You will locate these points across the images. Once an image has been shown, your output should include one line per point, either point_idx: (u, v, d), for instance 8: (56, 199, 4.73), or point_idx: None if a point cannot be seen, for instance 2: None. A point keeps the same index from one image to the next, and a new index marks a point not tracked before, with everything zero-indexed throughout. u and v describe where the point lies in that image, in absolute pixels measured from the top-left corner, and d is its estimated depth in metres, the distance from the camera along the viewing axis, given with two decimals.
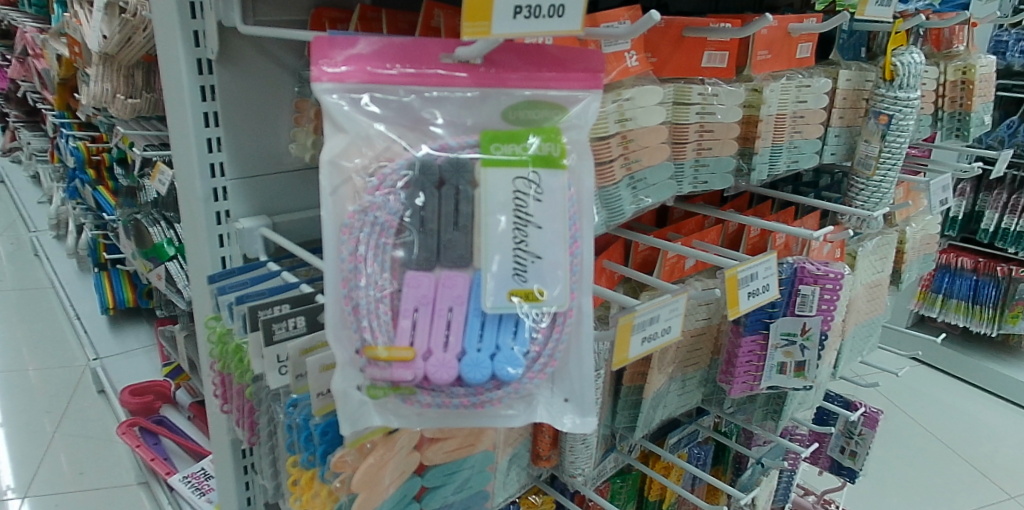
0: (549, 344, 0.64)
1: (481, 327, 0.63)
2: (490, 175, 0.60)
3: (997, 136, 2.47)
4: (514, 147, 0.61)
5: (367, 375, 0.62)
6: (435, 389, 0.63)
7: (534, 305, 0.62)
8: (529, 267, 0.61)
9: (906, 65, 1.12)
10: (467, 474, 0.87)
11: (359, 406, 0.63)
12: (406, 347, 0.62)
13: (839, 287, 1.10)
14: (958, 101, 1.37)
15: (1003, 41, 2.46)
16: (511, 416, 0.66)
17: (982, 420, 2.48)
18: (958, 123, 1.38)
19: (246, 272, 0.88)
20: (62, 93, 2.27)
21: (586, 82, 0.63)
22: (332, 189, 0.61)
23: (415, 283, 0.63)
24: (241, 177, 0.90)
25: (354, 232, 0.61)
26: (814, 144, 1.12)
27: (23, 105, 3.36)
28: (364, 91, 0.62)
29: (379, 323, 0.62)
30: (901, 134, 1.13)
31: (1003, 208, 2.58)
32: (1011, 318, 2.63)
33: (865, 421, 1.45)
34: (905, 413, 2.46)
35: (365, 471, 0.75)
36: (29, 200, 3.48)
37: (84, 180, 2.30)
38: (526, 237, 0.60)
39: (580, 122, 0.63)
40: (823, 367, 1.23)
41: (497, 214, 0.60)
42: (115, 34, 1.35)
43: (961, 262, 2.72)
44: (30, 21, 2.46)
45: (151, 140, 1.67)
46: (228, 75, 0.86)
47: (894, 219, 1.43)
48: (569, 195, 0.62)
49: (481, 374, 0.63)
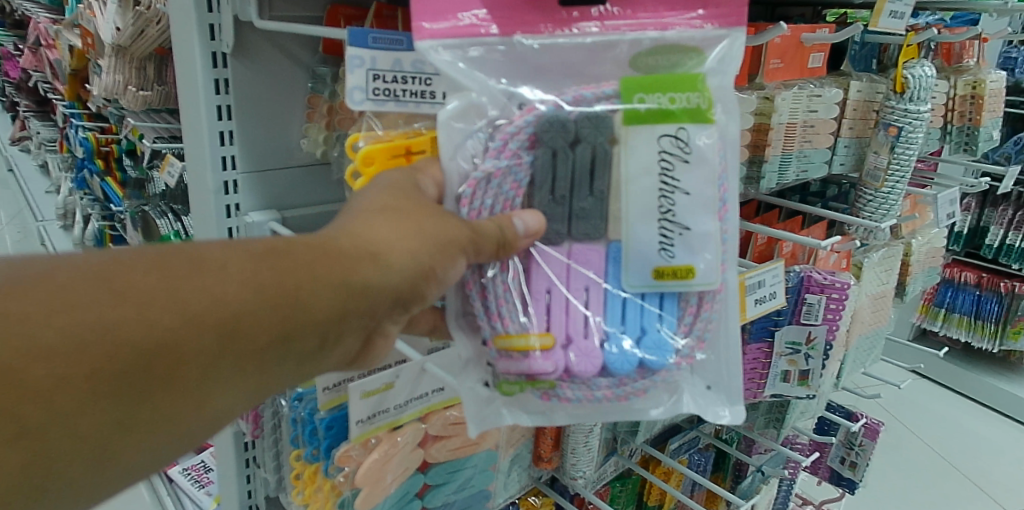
0: (696, 324, 0.67)
1: (623, 308, 0.66)
2: (634, 134, 0.62)
3: (1004, 152, 2.47)
4: (659, 97, 0.62)
5: (499, 369, 0.65)
6: (576, 382, 0.66)
7: (683, 280, 0.65)
8: (676, 238, 0.64)
9: (917, 78, 1.11)
10: (469, 473, 0.88)
11: (489, 401, 0.67)
12: (546, 334, 0.65)
13: (845, 296, 1.10)
14: (967, 116, 1.36)
15: (1013, 57, 2.47)
16: (656, 405, 0.69)
17: (983, 435, 2.48)
18: (966, 137, 1.37)
19: None
20: (74, 84, 2.29)
21: (725, 20, 0.63)
22: (455, 150, 0.63)
23: (547, 262, 0.66)
24: (252, 170, 0.90)
25: (477, 200, 0.62)
26: (823, 153, 1.13)
27: (34, 95, 3.37)
28: (471, 45, 0.63)
29: (509, 309, 0.65)
30: (910, 146, 1.13)
31: (1008, 224, 2.58)
32: (1013, 335, 2.63)
33: (866, 432, 1.44)
34: (905, 426, 2.46)
35: (370, 466, 0.77)
36: (37, 189, 3.50)
37: (93, 170, 2.32)
38: (673, 205, 0.63)
39: (721, 67, 0.63)
40: (826, 377, 1.24)
41: (642, 178, 0.63)
42: (130, 26, 1.36)
43: (964, 277, 2.70)
44: (43, 11, 2.47)
45: (162, 133, 1.68)
46: (243, 68, 0.85)
47: (900, 232, 1.43)
48: (716, 151, 0.63)
49: (627, 364, 0.66)
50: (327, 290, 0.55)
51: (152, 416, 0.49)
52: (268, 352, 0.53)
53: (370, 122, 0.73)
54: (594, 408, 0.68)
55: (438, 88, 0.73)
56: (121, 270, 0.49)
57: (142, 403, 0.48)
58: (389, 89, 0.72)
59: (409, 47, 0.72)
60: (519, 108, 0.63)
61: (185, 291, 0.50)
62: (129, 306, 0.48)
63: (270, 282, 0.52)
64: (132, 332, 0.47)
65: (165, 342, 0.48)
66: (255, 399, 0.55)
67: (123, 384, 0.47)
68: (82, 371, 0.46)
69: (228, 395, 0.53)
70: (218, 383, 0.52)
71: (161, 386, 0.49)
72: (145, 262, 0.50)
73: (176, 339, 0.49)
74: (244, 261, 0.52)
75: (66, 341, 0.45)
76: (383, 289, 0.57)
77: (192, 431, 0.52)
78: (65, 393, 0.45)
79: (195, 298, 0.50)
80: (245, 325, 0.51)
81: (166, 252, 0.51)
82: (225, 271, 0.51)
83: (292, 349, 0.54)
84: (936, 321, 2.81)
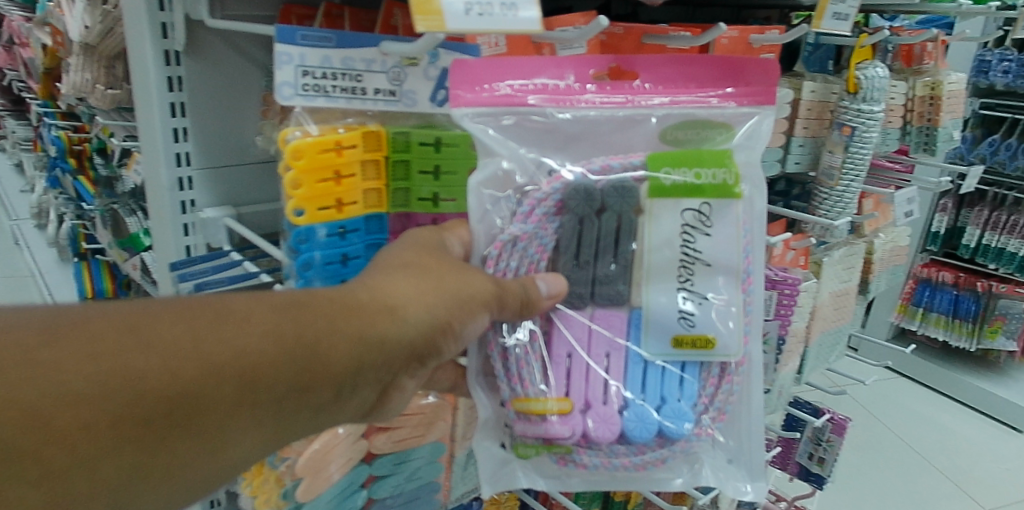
0: (718, 397, 0.70)
1: (643, 374, 0.70)
2: (656, 206, 0.67)
3: (980, 153, 2.52)
4: (684, 170, 0.66)
5: (518, 430, 0.71)
6: (593, 447, 0.71)
7: (704, 350, 0.68)
8: (696, 310, 0.68)
9: (869, 79, 1.11)
10: (416, 464, 0.84)
11: (509, 460, 0.73)
12: (564, 399, 0.70)
13: (796, 293, 1.09)
14: (926, 116, 1.36)
15: (986, 60, 2.42)
16: (674, 477, 0.72)
17: (960, 432, 2.49)
18: (926, 138, 1.37)
19: (207, 261, 0.85)
20: (45, 81, 2.23)
21: (759, 98, 0.66)
22: (482, 214, 0.68)
23: (569, 327, 0.70)
24: (206, 167, 0.88)
25: (503, 261, 0.68)
26: (776, 153, 1.13)
27: (8, 94, 3.29)
28: (505, 114, 0.67)
29: (529, 374, 0.70)
30: (864, 146, 1.13)
31: (984, 224, 2.62)
32: (990, 334, 2.63)
33: (834, 428, 1.45)
34: (882, 423, 2.47)
35: (310, 456, 0.75)
36: (12, 189, 3.43)
37: (64, 169, 2.27)
38: (692, 276, 0.67)
39: (749, 143, 0.66)
40: (784, 374, 1.24)
41: (664, 249, 0.67)
42: (97, 24, 1.32)
43: (941, 277, 2.72)
44: (17, 9, 2.40)
45: (132, 132, 1.65)
46: (199, 68, 0.84)
47: (863, 231, 1.42)
48: (742, 225, 0.66)
49: (645, 432, 0.70)
50: (345, 346, 0.60)
51: (171, 459, 0.55)
52: (285, 399, 0.59)
53: (300, 117, 0.70)
54: (611, 474, 0.72)
55: (370, 84, 0.71)
56: (151, 321, 0.55)
57: (162, 446, 0.54)
58: (319, 85, 0.70)
59: (341, 44, 0.70)
60: (548, 176, 0.68)
61: (208, 343, 0.55)
62: (157, 356, 0.53)
63: (292, 336, 0.58)
64: (158, 378, 0.53)
65: (189, 389, 0.54)
66: (269, 444, 0.61)
67: (146, 427, 0.53)
68: (110, 413, 0.51)
69: (243, 440, 0.58)
70: (235, 430, 0.57)
71: (180, 429, 0.55)
72: (173, 314, 0.56)
73: (200, 387, 0.54)
74: (265, 315, 0.58)
75: (98, 386, 0.51)
76: (395, 342, 0.63)
77: (216, 467, 0.58)
78: (93, 435, 0.51)
79: (215, 351, 0.55)
80: (261, 376, 0.57)
81: (194, 305, 0.57)
82: (247, 323, 0.57)
83: (310, 399, 0.60)
84: (915, 320, 2.81)
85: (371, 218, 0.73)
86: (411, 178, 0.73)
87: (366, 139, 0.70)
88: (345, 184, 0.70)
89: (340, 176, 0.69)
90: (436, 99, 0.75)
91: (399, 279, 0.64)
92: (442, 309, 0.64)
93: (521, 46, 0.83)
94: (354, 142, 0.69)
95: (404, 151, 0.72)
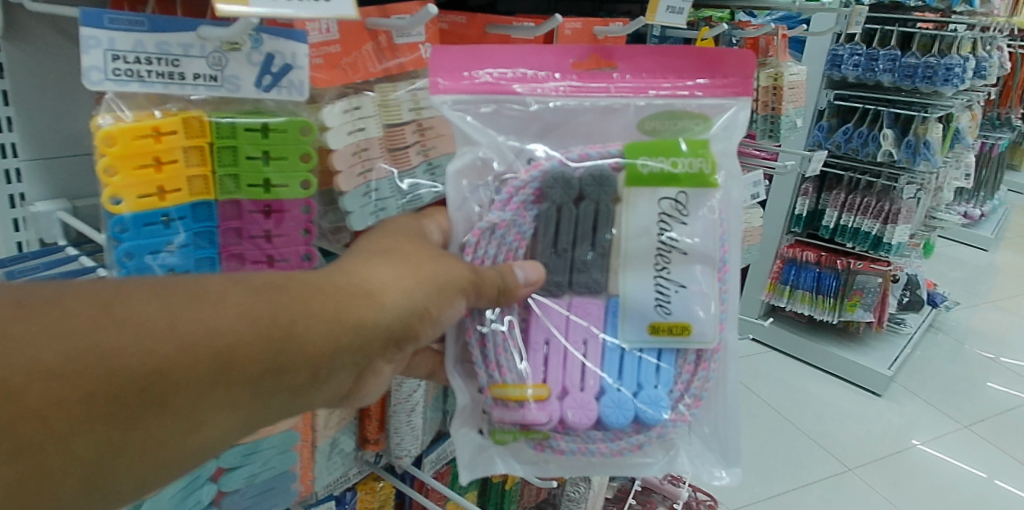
0: (693, 383, 0.69)
1: (620, 361, 0.70)
2: (633, 194, 0.67)
3: (834, 141, 2.40)
4: (661, 159, 0.66)
5: (495, 416, 0.69)
6: (570, 433, 0.69)
7: (681, 337, 0.68)
8: (671, 296, 0.68)
9: None
10: (266, 454, 0.80)
11: (487, 448, 0.71)
12: (542, 385, 0.69)
13: None
14: (770, 106, 1.44)
15: (839, 55, 2.32)
16: (649, 464, 0.70)
17: (822, 398, 2.43)
18: (771, 125, 1.43)
19: (40, 257, 0.76)
20: None
21: (734, 90, 0.67)
22: (459, 202, 0.68)
23: (548, 315, 0.70)
24: (37, 158, 0.78)
25: (480, 250, 0.68)
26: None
27: None
28: (484, 101, 0.66)
29: (507, 360, 0.69)
30: None
31: (841, 207, 2.48)
32: (850, 307, 2.52)
33: None
34: (757, 398, 2.38)
35: None
36: None
37: None
38: (668, 264, 0.68)
39: (724, 133, 0.67)
40: None
41: (641, 237, 0.67)
42: None
43: (805, 255, 2.55)
44: None
45: None
46: (21, 53, 0.74)
47: None
48: (717, 213, 0.67)
49: (622, 417, 0.69)
50: (323, 328, 0.59)
51: (142, 439, 0.53)
52: (262, 381, 0.57)
53: (112, 103, 0.63)
54: (588, 461, 0.71)
55: (189, 69, 0.63)
56: (124, 298, 0.52)
57: (134, 426, 0.52)
58: (132, 70, 0.62)
59: (154, 27, 0.62)
60: (527, 163, 0.68)
61: (184, 321, 0.53)
62: (131, 332, 0.51)
63: (270, 317, 0.57)
64: (132, 356, 0.51)
65: (164, 368, 0.52)
66: (242, 429, 0.59)
67: (118, 405, 0.51)
68: (80, 390, 0.49)
69: (217, 423, 0.57)
70: (209, 411, 0.55)
71: (155, 409, 0.53)
72: (147, 291, 0.53)
73: (174, 366, 0.52)
74: (241, 295, 0.56)
75: (68, 362, 0.49)
76: (374, 326, 0.61)
77: (189, 451, 0.56)
78: (60, 413, 0.49)
79: (191, 330, 0.53)
80: (238, 356, 0.55)
81: (167, 283, 0.55)
82: (224, 303, 0.55)
83: (287, 380, 0.58)
84: (783, 297, 2.66)
85: (196, 207, 0.67)
86: (238, 165, 0.67)
87: (187, 125, 0.64)
88: (166, 172, 0.64)
89: (159, 163, 0.64)
90: (261, 85, 0.67)
91: (378, 263, 0.63)
92: (423, 294, 0.64)
93: (354, 33, 0.75)
94: (173, 128, 0.63)
95: (229, 137, 0.66)
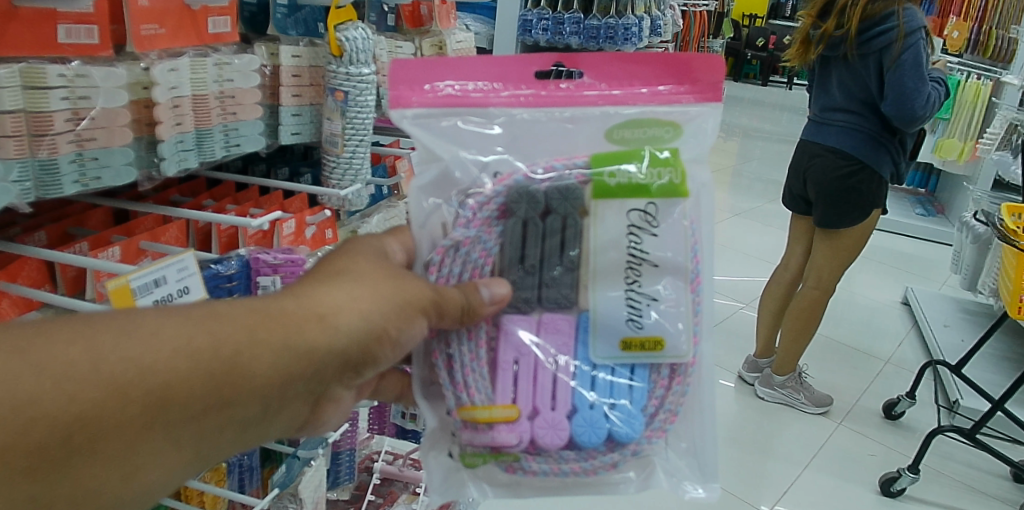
0: (668, 397, 0.68)
1: (591, 384, 0.67)
2: (602, 207, 0.65)
3: None
4: (623, 168, 0.64)
5: (464, 440, 0.66)
6: (542, 454, 0.66)
7: (655, 351, 0.66)
8: (643, 311, 0.66)
9: (352, 41, 0.96)
10: None
11: (458, 472, 0.67)
12: (508, 406, 0.65)
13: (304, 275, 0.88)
14: None
15: (529, 20, 2.92)
16: (625, 480, 0.68)
17: None
18: None
19: None
20: None
21: (701, 96, 0.66)
22: (423, 222, 0.66)
23: (513, 334, 0.66)
24: None
25: (444, 269, 0.64)
26: (259, 125, 0.96)
27: None
28: (445, 115, 0.65)
29: (476, 381, 0.65)
30: (363, 109, 0.99)
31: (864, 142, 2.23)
32: None
33: (375, 416, 1.28)
34: None
35: None
36: None
37: None
38: (640, 276, 0.65)
39: (694, 137, 0.66)
40: None
41: (610, 250, 0.65)
42: None
43: None
44: None
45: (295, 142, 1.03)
46: None
47: None
48: (688, 223, 0.66)
49: (598, 436, 0.66)
50: (272, 358, 0.53)
51: (70, 488, 0.49)
52: (204, 419, 0.52)
53: None
54: (559, 483, 0.68)
55: None
56: (37, 338, 0.47)
57: (54, 477, 0.47)
58: None
59: None
60: (491, 177, 0.65)
61: (110, 363, 0.48)
62: (47, 377, 0.46)
63: (212, 353, 0.51)
64: (51, 406, 0.46)
65: (87, 414, 0.47)
66: (188, 469, 0.55)
67: (35, 458, 0.46)
68: None
69: (157, 465, 0.52)
70: (147, 452, 0.51)
71: (81, 459, 0.48)
72: (66, 330, 0.48)
73: (97, 410, 0.47)
74: (180, 327, 0.51)
75: None
76: (332, 349, 0.56)
77: (123, 495, 0.52)
78: None
79: (117, 369, 0.48)
80: (171, 394, 0.50)
81: (92, 318, 0.49)
82: (156, 339, 0.49)
83: (234, 415, 0.54)
84: None
85: None
86: None
87: None
88: None
89: None
90: None
91: (330, 282, 0.58)
92: (384, 314, 0.58)
93: None
94: None
95: None
